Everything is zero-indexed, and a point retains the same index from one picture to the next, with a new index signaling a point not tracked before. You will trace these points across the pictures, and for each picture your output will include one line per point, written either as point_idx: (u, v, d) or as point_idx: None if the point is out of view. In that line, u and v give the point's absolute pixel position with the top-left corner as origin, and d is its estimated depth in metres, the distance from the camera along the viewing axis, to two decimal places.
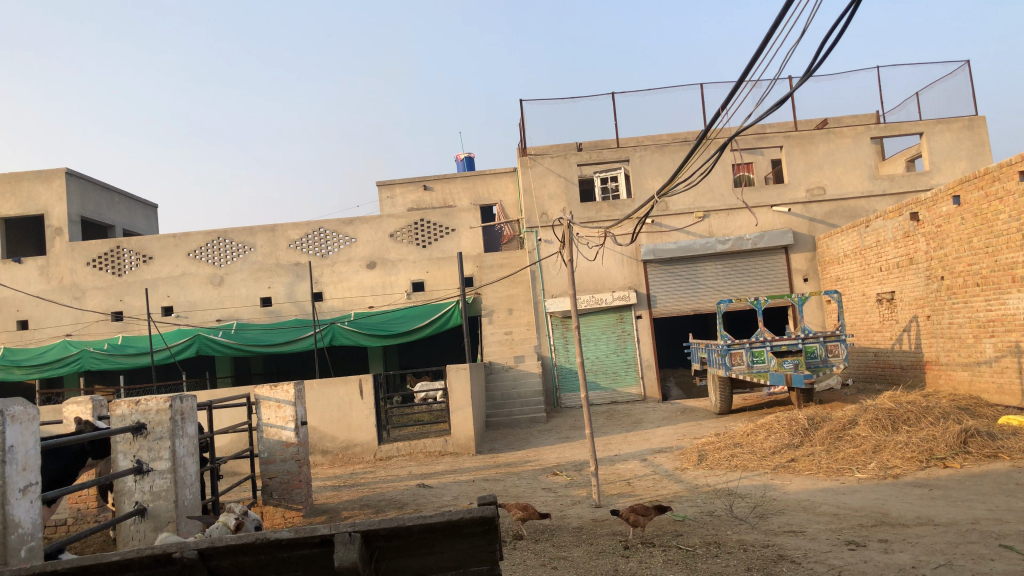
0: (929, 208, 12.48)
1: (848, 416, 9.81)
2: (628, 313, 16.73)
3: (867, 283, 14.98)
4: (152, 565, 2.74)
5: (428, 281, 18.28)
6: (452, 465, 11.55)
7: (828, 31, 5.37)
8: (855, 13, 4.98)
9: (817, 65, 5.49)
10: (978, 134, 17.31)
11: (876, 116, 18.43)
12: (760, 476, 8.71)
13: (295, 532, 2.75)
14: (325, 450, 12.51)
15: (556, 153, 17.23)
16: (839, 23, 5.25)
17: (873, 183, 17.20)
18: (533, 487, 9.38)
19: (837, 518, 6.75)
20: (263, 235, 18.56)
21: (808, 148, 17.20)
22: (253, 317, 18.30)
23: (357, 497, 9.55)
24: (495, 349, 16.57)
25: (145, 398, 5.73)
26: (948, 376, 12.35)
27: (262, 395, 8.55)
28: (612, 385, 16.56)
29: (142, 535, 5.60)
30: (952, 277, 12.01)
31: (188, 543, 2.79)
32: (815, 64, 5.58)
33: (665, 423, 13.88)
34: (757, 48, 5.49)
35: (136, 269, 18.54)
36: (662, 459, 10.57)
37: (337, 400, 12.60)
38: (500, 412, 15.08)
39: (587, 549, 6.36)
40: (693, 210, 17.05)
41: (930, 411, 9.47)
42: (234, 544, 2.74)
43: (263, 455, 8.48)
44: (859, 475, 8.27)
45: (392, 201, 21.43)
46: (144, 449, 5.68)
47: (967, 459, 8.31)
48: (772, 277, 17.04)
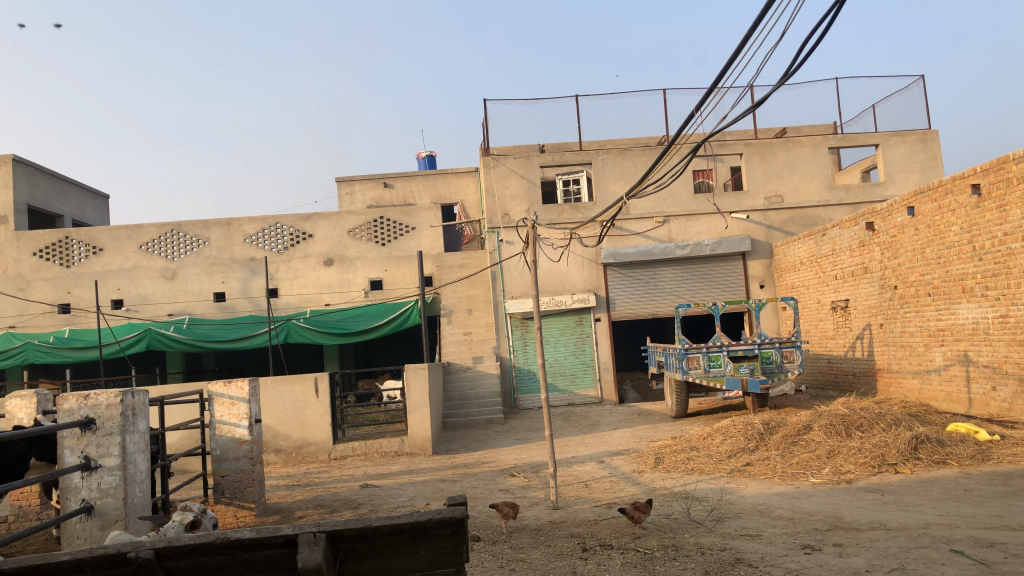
0: (885, 218, 12.70)
1: (802, 422, 9.93)
2: (587, 316, 16.78)
3: (822, 290, 15.21)
4: (105, 565, 2.63)
5: (386, 279, 18.11)
6: (408, 465, 11.44)
7: (809, 32, 5.21)
8: (838, 14, 4.85)
9: (796, 70, 5.33)
10: (930, 147, 17.71)
11: (834, 127, 18.75)
12: (716, 480, 8.77)
13: (257, 533, 2.66)
14: (278, 449, 12.27)
15: (520, 155, 17.21)
16: (822, 25, 5.07)
17: (830, 193, 17.49)
18: (491, 488, 9.33)
19: (793, 522, 6.81)
20: (219, 228, 18.23)
21: (767, 157, 17.41)
22: (206, 313, 17.94)
23: (311, 497, 9.39)
24: (454, 349, 16.46)
25: (95, 392, 5.55)
26: (899, 384, 12.59)
27: (216, 392, 8.36)
28: (569, 387, 16.57)
29: (88, 535, 5.39)
30: (905, 286, 12.24)
31: (144, 542, 2.68)
32: (794, 68, 5.41)
33: (622, 425, 13.93)
34: (733, 50, 5.37)
35: (85, 261, 18.06)
36: (619, 462, 10.60)
37: (292, 398, 12.40)
38: (457, 412, 14.98)
39: (545, 551, 6.32)
40: (653, 214, 17.16)
41: (883, 417, 9.63)
42: (193, 544, 2.63)
43: (215, 452, 8.26)
44: (814, 480, 8.37)
45: (351, 198, 21.21)
46: (93, 445, 5.49)
47: (917, 465, 8.45)
48: (729, 283, 17.22)
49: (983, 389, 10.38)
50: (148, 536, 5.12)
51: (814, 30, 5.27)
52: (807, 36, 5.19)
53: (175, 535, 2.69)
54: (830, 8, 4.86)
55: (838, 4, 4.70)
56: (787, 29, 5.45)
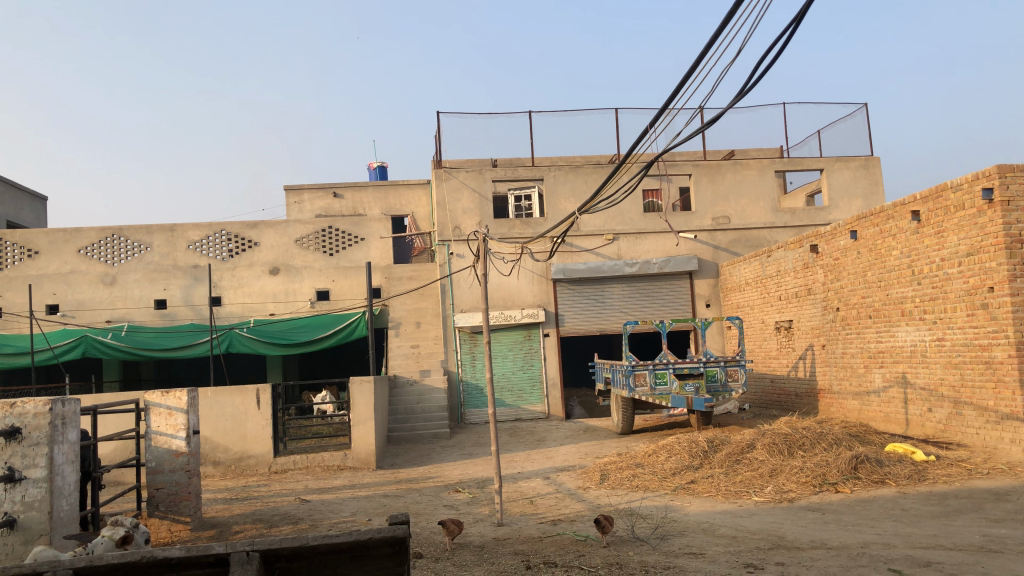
0: (828, 241, 12.96)
1: (746, 440, 10.02)
2: (536, 331, 16.77)
3: (767, 311, 15.44)
4: None
5: (333, 290, 17.85)
6: (351, 479, 11.23)
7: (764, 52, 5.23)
8: (794, 34, 4.89)
9: (750, 89, 5.34)
10: (872, 174, 18.18)
11: (781, 151, 19.15)
12: (660, 497, 8.79)
13: (187, 551, 2.54)
14: (216, 461, 11.97)
15: (471, 168, 17.19)
16: (777, 44, 5.08)
17: (775, 216, 17.82)
18: (435, 504, 9.19)
19: (736, 541, 6.84)
20: (161, 234, 17.81)
21: (715, 178, 17.67)
22: (146, 320, 17.47)
23: (249, 511, 9.14)
24: (400, 362, 16.26)
25: (22, 400, 5.33)
26: (840, 404, 12.82)
27: (152, 401, 8.11)
28: (516, 402, 16.51)
29: (10, 550, 5.11)
30: (847, 308, 12.48)
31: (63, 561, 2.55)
32: (749, 85, 5.41)
33: (568, 441, 13.93)
34: (688, 67, 5.37)
35: (20, 264, 17.50)
36: (565, 478, 10.57)
37: (233, 409, 12.11)
38: (403, 426, 14.81)
39: (489, 568, 6.24)
40: (603, 231, 17.27)
41: (824, 436, 9.78)
42: (116, 564, 2.52)
43: (149, 464, 7.99)
44: (756, 498, 8.43)
45: (299, 206, 20.97)
46: (18, 455, 5.26)
47: (857, 485, 8.58)
48: (676, 302, 17.37)
49: (920, 411, 10.62)
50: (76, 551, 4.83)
51: (768, 49, 5.29)
52: (763, 54, 5.20)
53: (99, 553, 2.58)
54: (786, 28, 4.90)
55: (797, 22, 4.74)
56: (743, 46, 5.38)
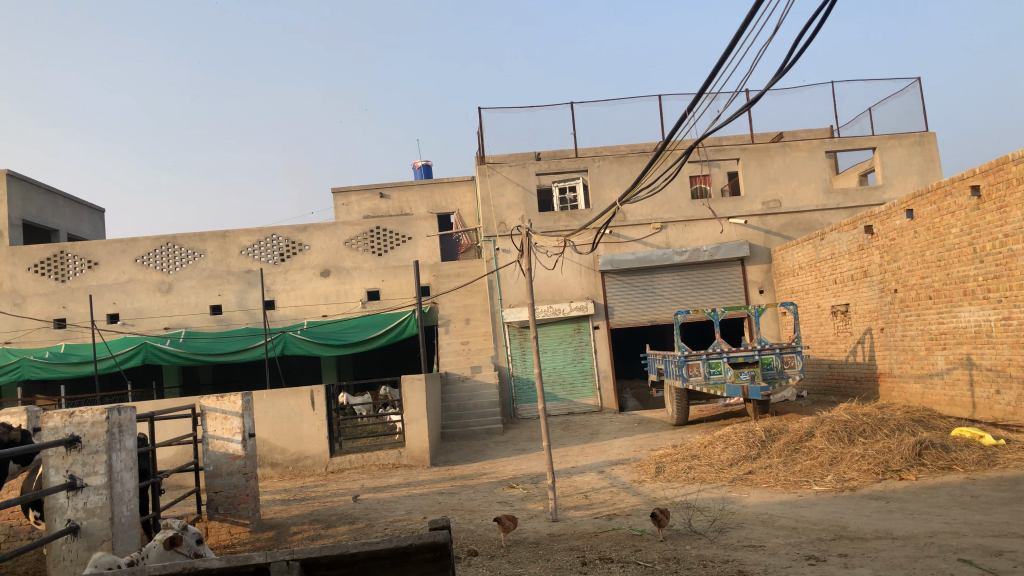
0: (883, 221, 12.59)
1: (804, 428, 9.79)
2: (585, 324, 16.66)
3: (822, 295, 15.09)
4: None
5: (383, 289, 17.99)
6: (405, 477, 11.30)
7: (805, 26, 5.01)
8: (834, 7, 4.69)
9: (792, 66, 5.13)
10: (928, 150, 17.63)
11: (831, 131, 18.69)
12: (717, 489, 8.64)
13: (230, 560, 2.52)
14: (274, 463, 12.14)
15: (515, 162, 17.12)
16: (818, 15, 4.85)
17: (827, 197, 17.40)
18: (490, 500, 9.17)
19: (796, 532, 6.67)
20: (214, 240, 18.12)
21: (764, 161, 17.32)
22: (202, 326, 17.82)
23: (306, 512, 9.23)
24: (451, 359, 16.29)
25: (80, 410, 5.40)
26: (901, 388, 12.47)
27: (208, 406, 8.25)
28: (569, 396, 16.44)
29: (74, 556, 5.22)
30: (905, 289, 12.13)
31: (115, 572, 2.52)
32: (789, 62, 5.19)
33: (622, 434, 13.79)
34: (723, 52, 5.20)
35: (81, 275, 17.95)
36: (619, 472, 10.47)
37: (288, 411, 12.26)
38: (456, 423, 14.85)
39: (543, 564, 6.18)
40: (651, 220, 17.06)
41: (885, 423, 9.51)
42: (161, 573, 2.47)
43: (208, 468, 8.14)
44: (816, 487, 8.23)
45: (347, 208, 21.17)
46: (78, 464, 5.35)
47: (922, 471, 8.32)
48: (728, 289, 17.09)
49: (987, 393, 10.26)
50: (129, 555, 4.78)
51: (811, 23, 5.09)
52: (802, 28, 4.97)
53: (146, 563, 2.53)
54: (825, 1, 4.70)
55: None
56: (781, 22, 5.17)
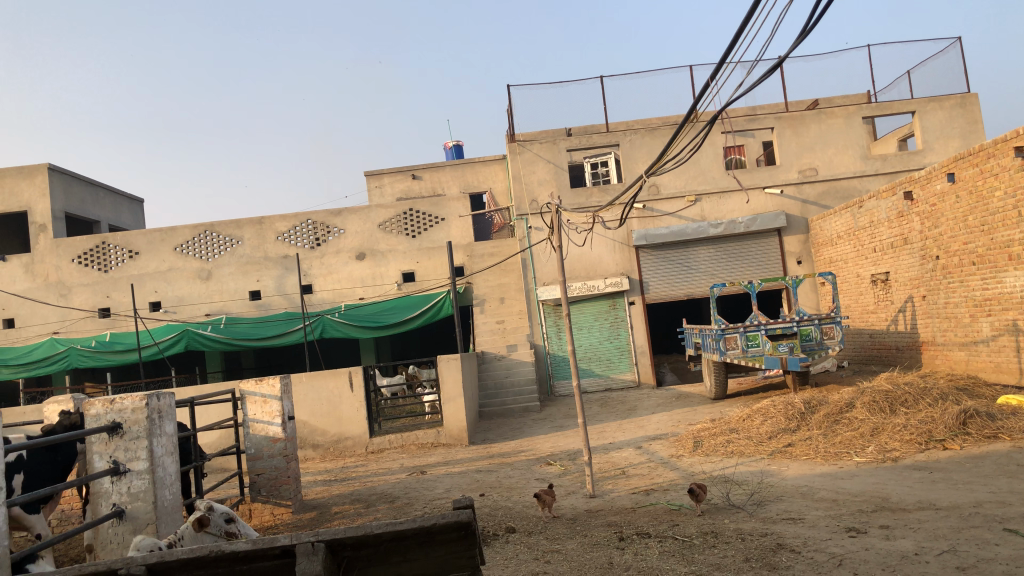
0: (924, 187, 12.30)
1: (845, 399, 9.66)
2: (621, 300, 16.59)
3: (861, 264, 14.82)
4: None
5: (418, 271, 18.07)
6: (444, 456, 11.40)
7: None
8: None
9: (814, 27, 4.99)
10: (970, 111, 17.15)
11: (868, 96, 18.26)
12: (756, 462, 8.57)
13: (253, 544, 2.31)
14: (315, 444, 12.33)
15: (545, 139, 17.01)
16: None
17: (866, 163, 17.04)
18: (528, 477, 9.21)
19: (837, 504, 6.60)
20: (251, 227, 18.30)
21: (799, 130, 16.99)
22: (243, 312, 18.09)
23: (347, 492, 9.36)
24: (487, 338, 16.35)
25: (121, 397, 5.50)
26: (945, 356, 12.24)
27: (248, 391, 8.37)
28: (605, 372, 16.42)
29: (120, 539, 5.36)
30: (947, 256, 11.87)
31: (136, 556, 2.36)
32: (812, 25, 5.06)
33: (660, 409, 13.75)
34: (742, 20, 5.08)
35: (122, 265, 18.28)
36: (657, 447, 10.43)
37: (327, 393, 12.40)
38: (493, 401, 14.93)
39: (582, 540, 6.19)
40: (685, 193, 16.87)
41: (928, 392, 9.35)
42: (187, 558, 2.32)
43: (249, 451, 8.28)
44: (857, 459, 8.12)
45: (380, 191, 21.25)
46: (121, 449, 5.45)
47: (967, 441, 8.16)
48: (765, 261, 16.88)
49: None
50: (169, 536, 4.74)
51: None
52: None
53: (170, 547, 2.36)
54: None
55: None
56: None
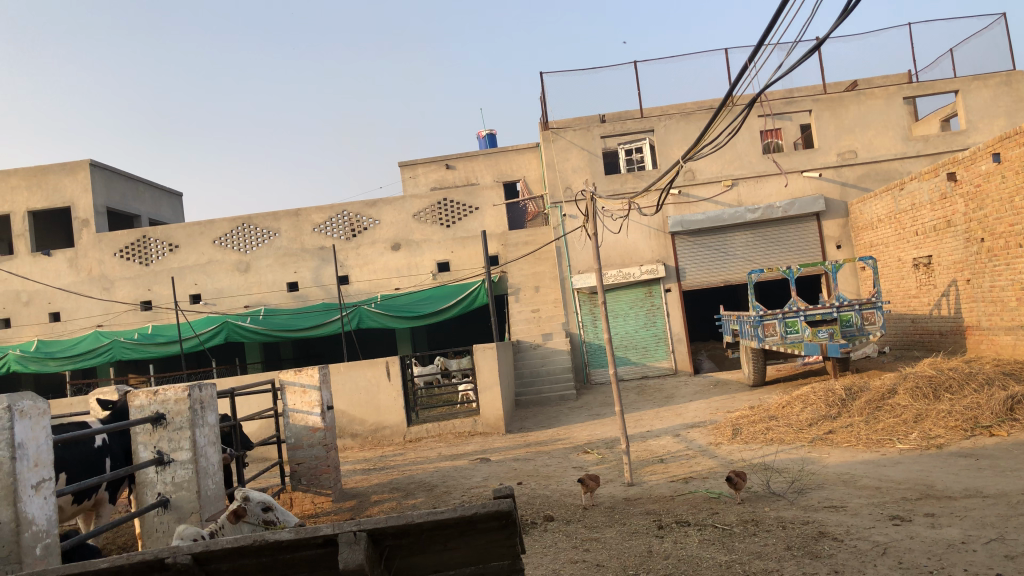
0: (968, 167, 12.02)
1: (886, 385, 9.49)
2: (657, 287, 16.48)
3: (903, 248, 14.55)
4: (145, 571, 2.35)
5: (453, 261, 18.12)
6: (481, 445, 11.45)
7: None
8: None
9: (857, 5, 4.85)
10: (1016, 89, 16.70)
11: (909, 75, 17.88)
12: (796, 450, 8.47)
13: (296, 533, 2.33)
14: (354, 433, 12.44)
15: (579, 126, 16.91)
16: None
17: (907, 145, 16.70)
18: (565, 466, 9.21)
19: (879, 492, 6.50)
20: (287, 219, 18.46)
21: (838, 112, 16.70)
22: (281, 303, 18.30)
23: (386, 480, 9.44)
24: (523, 327, 16.35)
25: (163, 388, 5.59)
26: (990, 341, 11.98)
27: (287, 380, 8.45)
28: (642, 359, 16.36)
29: (165, 528, 5.46)
30: (993, 238, 11.59)
31: (182, 545, 2.38)
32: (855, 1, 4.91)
33: (698, 396, 13.65)
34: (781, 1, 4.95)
35: (163, 258, 18.57)
36: (695, 435, 10.36)
37: (365, 382, 12.50)
38: (530, 390, 14.96)
39: (620, 529, 6.17)
40: (721, 177, 16.69)
41: (974, 377, 9.17)
42: (230, 547, 2.34)
43: (290, 441, 8.37)
44: (900, 446, 7.99)
45: (414, 181, 21.32)
46: (164, 440, 5.55)
47: (1014, 427, 7.98)
48: (804, 245, 16.65)
49: None
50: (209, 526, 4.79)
51: None
52: None
53: (214, 537, 2.39)
54: None
55: None
56: None
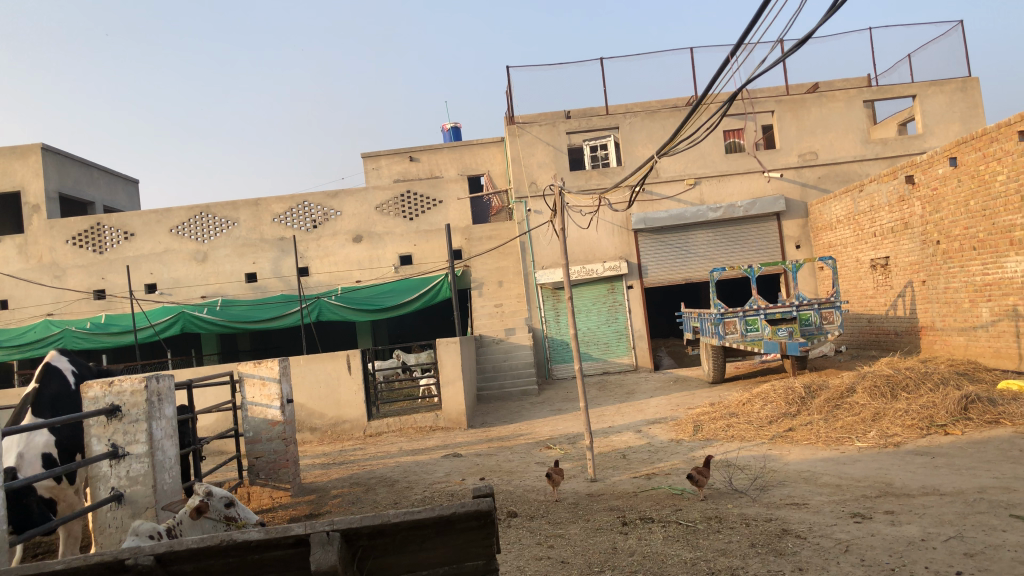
0: (925, 170, 12.23)
1: (845, 384, 9.63)
2: (619, 283, 16.54)
3: (861, 249, 14.77)
4: (102, 574, 2.24)
5: (415, 254, 18.00)
6: (443, 440, 11.37)
7: None
8: None
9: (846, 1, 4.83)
10: (971, 96, 17.06)
11: (869, 79, 18.16)
12: (757, 447, 8.54)
13: (266, 533, 2.24)
14: (313, 427, 12.28)
15: (545, 121, 16.88)
16: None
17: (866, 147, 16.95)
18: (528, 461, 9.18)
19: (840, 489, 6.57)
20: (247, 209, 18.15)
21: (800, 113, 16.88)
22: (238, 294, 18.00)
23: (346, 475, 9.33)
24: (485, 322, 16.29)
25: (119, 379, 5.41)
26: (944, 341, 12.22)
27: (246, 373, 8.27)
28: (603, 355, 16.40)
29: (119, 523, 5.30)
30: (948, 241, 11.82)
31: (144, 546, 2.27)
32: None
33: (658, 393, 13.73)
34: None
35: (118, 246, 18.13)
36: (657, 431, 10.41)
37: (325, 375, 12.33)
38: (491, 384, 14.90)
39: (585, 525, 6.15)
40: (684, 176, 16.78)
41: (930, 376, 9.34)
42: (197, 547, 2.24)
43: (247, 434, 8.19)
44: (859, 444, 8.09)
45: (377, 173, 21.09)
46: (120, 433, 5.37)
47: (968, 426, 8.14)
48: (764, 245, 16.84)
49: None
50: (166, 523, 4.66)
51: None
52: None
53: (179, 537, 2.29)
54: None
55: None
56: None
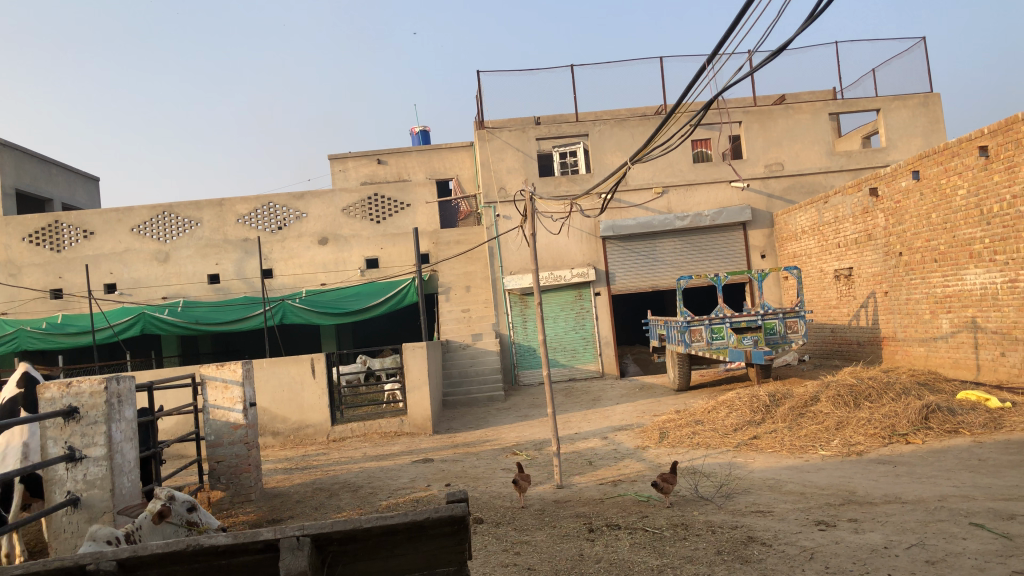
0: (889, 183, 12.43)
1: (809, 393, 9.72)
2: (587, 290, 16.57)
3: (825, 259, 14.97)
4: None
5: (382, 257, 17.88)
6: (408, 445, 11.28)
7: None
8: None
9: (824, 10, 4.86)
10: (932, 111, 17.41)
11: (835, 92, 18.43)
12: (723, 454, 8.57)
13: (233, 538, 2.17)
14: (276, 431, 12.11)
15: (514, 127, 16.87)
16: None
17: (831, 160, 17.20)
18: (494, 467, 9.13)
19: (804, 497, 6.62)
20: (210, 209, 17.89)
21: (767, 124, 17.08)
22: (201, 295, 17.72)
23: (309, 480, 9.20)
24: (452, 327, 16.23)
25: (78, 379, 5.26)
26: (905, 352, 12.41)
27: (208, 375, 8.11)
28: (569, 362, 16.41)
29: (74, 529, 5.15)
30: (910, 253, 12.02)
31: (105, 551, 2.19)
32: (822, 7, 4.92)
33: (624, 399, 13.77)
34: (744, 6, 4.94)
35: (76, 244, 17.74)
36: (623, 437, 10.42)
37: (289, 379, 12.16)
38: (457, 390, 14.83)
39: (551, 532, 6.11)
40: (652, 184, 16.88)
41: (891, 386, 9.47)
42: (161, 553, 2.16)
43: (209, 438, 8.02)
44: (823, 452, 8.16)
45: (344, 175, 20.91)
46: (77, 435, 5.22)
47: (929, 435, 8.26)
48: (729, 254, 16.99)
49: (992, 355, 10.18)
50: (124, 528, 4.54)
51: None
52: None
53: (142, 542, 2.20)
54: None
55: None
56: None
